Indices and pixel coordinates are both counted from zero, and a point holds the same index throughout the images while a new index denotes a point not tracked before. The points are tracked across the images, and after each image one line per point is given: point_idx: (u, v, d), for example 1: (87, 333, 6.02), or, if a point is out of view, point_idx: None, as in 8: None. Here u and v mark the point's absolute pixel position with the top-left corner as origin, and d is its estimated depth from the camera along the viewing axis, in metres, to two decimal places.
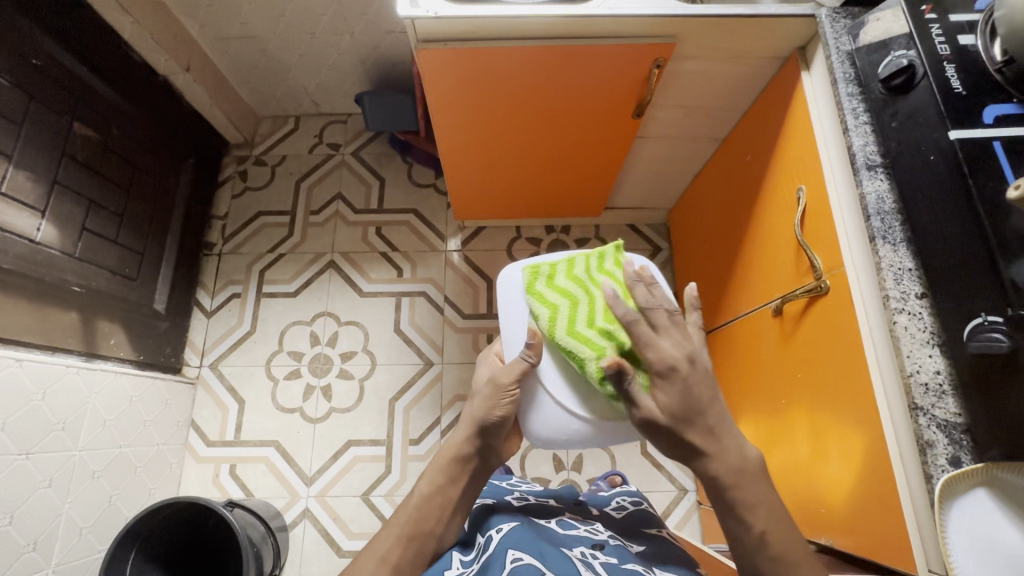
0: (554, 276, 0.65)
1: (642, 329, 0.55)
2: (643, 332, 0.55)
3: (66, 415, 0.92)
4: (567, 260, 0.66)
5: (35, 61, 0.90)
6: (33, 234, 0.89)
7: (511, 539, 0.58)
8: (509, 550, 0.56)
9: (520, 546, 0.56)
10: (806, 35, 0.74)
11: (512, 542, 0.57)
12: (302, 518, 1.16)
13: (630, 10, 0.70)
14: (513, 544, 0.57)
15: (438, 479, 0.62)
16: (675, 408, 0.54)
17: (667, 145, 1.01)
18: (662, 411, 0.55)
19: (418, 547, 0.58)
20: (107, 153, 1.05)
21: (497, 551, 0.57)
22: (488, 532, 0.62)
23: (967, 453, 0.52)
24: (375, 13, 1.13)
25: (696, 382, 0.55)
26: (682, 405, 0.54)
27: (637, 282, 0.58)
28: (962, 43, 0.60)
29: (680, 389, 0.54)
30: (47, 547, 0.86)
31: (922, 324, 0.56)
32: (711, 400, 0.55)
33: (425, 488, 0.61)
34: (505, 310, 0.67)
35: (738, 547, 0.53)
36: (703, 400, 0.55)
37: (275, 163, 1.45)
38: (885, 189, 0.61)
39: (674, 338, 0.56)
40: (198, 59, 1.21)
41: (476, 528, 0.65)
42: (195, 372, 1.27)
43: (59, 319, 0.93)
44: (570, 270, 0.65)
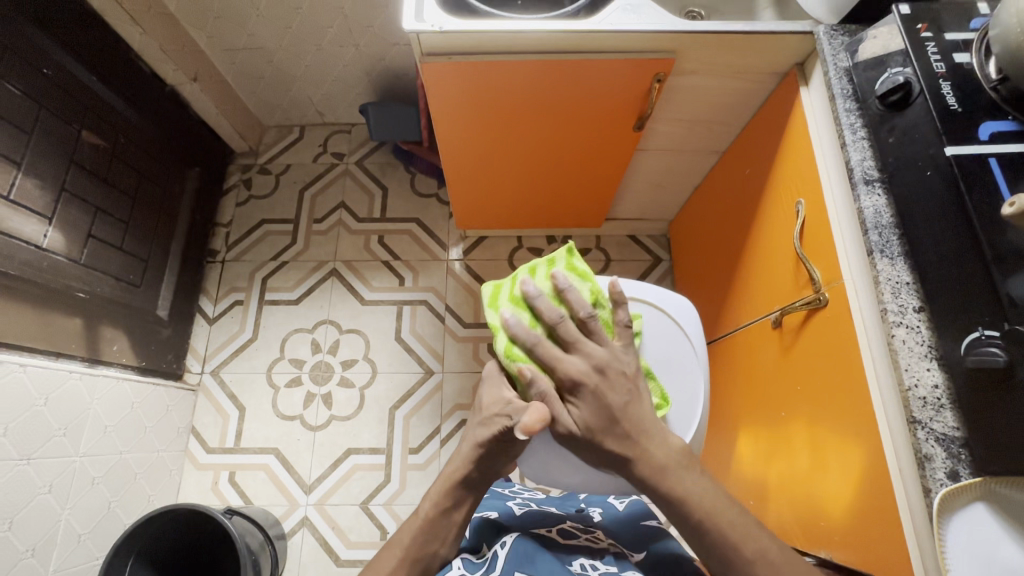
0: (498, 298, 0.68)
1: (568, 332, 0.62)
2: (548, 350, 0.61)
3: (68, 420, 0.93)
4: (494, 286, 0.69)
5: (45, 71, 0.91)
6: (39, 241, 0.90)
7: (515, 555, 0.57)
8: (514, 573, 0.55)
9: (524, 566, 0.55)
10: (805, 51, 0.75)
11: (517, 560, 0.56)
12: (300, 526, 1.15)
13: (631, 25, 0.71)
14: (516, 566, 0.56)
15: (442, 499, 0.60)
16: (590, 417, 0.59)
17: (667, 158, 1.02)
18: (579, 424, 0.60)
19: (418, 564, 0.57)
20: (114, 161, 1.06)
21: (501, 569, 0.56)
22: (495, 547, 0.60)
23: (966, 467, 0.52)
24: (380, 25, 1.15)
25: (609, 390, 0.60)
26: (596, 418, 0.59)
27: (536, 299, 0.63)
28: (957, 62, 0.61)
29: (592, 399, 0.59)
30: (45, 554, 0.86)
31: (920, 337, 0.56)
32: (625, 407, 0.59)
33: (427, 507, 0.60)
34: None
35: (731, 561, 0.53)
36: (619, 407, 0.59)
37: (279, 172, 1.46)
38: (882, 203, 0.62)
39: (582, 351, 0.61)
40: (205, 69, 1.22)
41: (482, 539, 0.64)
42: (197, 378, 1.27)
43: (63, 325, 0.94)
44: (502, 300, 0.67)
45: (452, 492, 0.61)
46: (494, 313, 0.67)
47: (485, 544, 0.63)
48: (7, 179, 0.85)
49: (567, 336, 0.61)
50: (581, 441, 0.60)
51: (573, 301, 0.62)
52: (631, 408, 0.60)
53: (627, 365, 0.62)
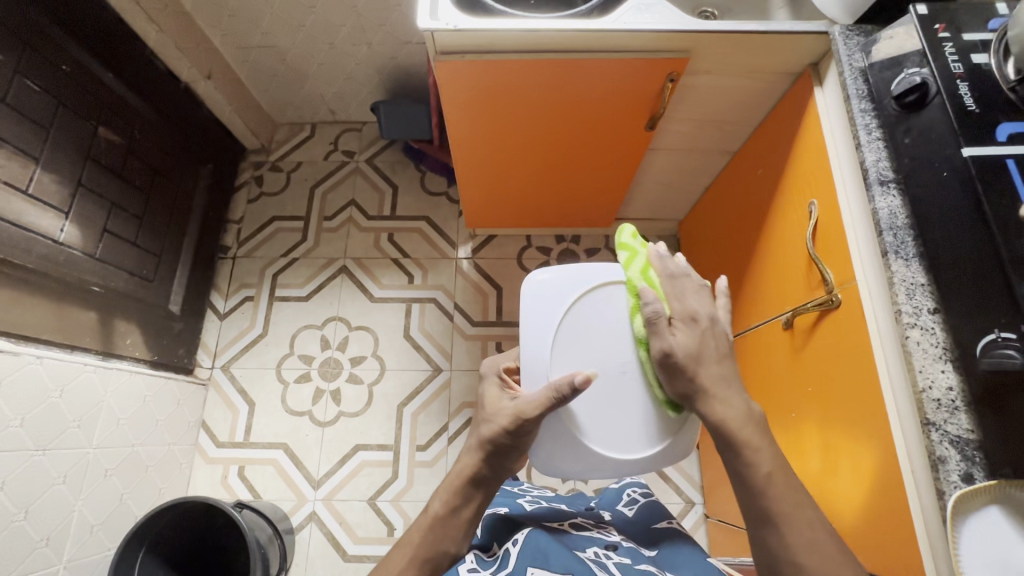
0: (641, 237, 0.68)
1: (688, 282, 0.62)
2: (678, 286, 0.61)
3: (83, 412, 0.94)
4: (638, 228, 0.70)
5: (63, 67, 0.93)
6: (56, 235, 0.91)
7: (528, 550, 0.57)
8: (528, 568, 0.54)
9: (538, 560, 0.55)
10: (820, 51, 0.75)
11: (529, 554, 0.56)
12: (308, 521, 1.16)
13: (645, 25, 0.72)
14: (530, 560, 0.55)
15: (452, 499, 0.60)
16: (691, 347, 0.58)
17: (678, 158, 1.02)
18: (679, 348, 0.57)
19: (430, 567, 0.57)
20: (129, 157, 1.08)
21: (515, 565, 0.56)
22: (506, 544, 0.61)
23: (980, 469, 0.51)
24: (393, 24, 1.15)
25: (712, 337, 0.59)
26: (693, 346, 0.58)
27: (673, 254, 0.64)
28: (975, 62, 0.61)
29: (698, 333, 0.58)
30: (58, 544, 0.87)
31: (935, 339, 0.55)
32: (719, 357, 0.58)
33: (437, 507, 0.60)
34: (531, 313, 0.64)
35: None
36: (716, 353, 0.58)
37: (290, 169, 1.47)
38: (898, 204, 0.61)
39: (705, 299, 0.61)
40: (219, 67, 1.24)
41: (493, 537, 0.65)
42: (207, 373, 1.29)
43: (79, 318, 0.95)
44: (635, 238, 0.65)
45: (462, 492, 0.61)
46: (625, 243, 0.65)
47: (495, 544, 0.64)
48: (25, 173, 0.86)
49: (693, 286, 0.61)
50: (673, 368, 0.57)
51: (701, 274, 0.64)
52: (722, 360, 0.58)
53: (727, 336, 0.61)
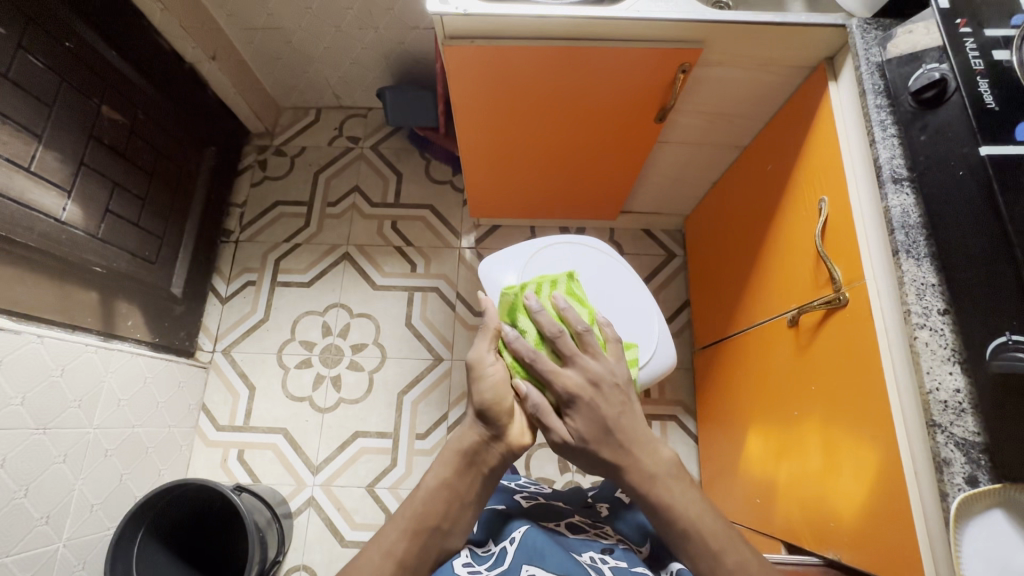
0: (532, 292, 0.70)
1: (566, 343, 0.62)
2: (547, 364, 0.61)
3: (83, 393, 0.94)
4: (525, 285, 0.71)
5: (67, 43, 0.91)
6: (58, 213, 0.90)
7: (525, 549, 0.57)
8: (523, 566, 0.54)
9: (533, 560, 0.55)
10: (836, 44, 0.73)
11: (526, 553, 0.56)
12: (306, 506, 1.17)
13: (659, 14, 0.70)
14: (526, 559, 0.55)
15: (443, 471, 0.59)
16: (585, 431, 0.59)
17: (687, 152, 1.01)
18: (575, 435, 0.59)
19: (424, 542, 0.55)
20: (132, 137, 1.07)
21: (511, 563, 0.56)
22: (502, 544, 0.60)
23: (985, 473, 0.51)
24: (401, 8, 1.13)
25: (603, 402, 0.60)
26: (590, 430, 0.59)
27: (539, 313, 0.65)
28: (996, 59, 0.58)
29: (587, 413, 0.59)
30: (59, 522, 0.88)
31: (944, 340, 0.55)
32: (618, 418, 0.59)
33: None
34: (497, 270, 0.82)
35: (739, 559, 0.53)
36: (615, 415, 0.59)
37: (295, 154, 1.46)
38: (910, 203, 0.60)
39: (579, 364, 0.61)
40: (224, 48, 1.22)
41: (489, 531, 0.63)
42: (208, 357, 1.29)
43: (80, 298, 0.95)
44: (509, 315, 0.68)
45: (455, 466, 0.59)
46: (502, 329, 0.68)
47: (491, 539, 0.62)
48: (28, 151, 0.85)
49: (567, 347, 0.62)
50: (575, 450, 0.60)
51: (572, 318, 0.64)
52: (624, 420, 0.59)
53: (618, 376, 0.62)
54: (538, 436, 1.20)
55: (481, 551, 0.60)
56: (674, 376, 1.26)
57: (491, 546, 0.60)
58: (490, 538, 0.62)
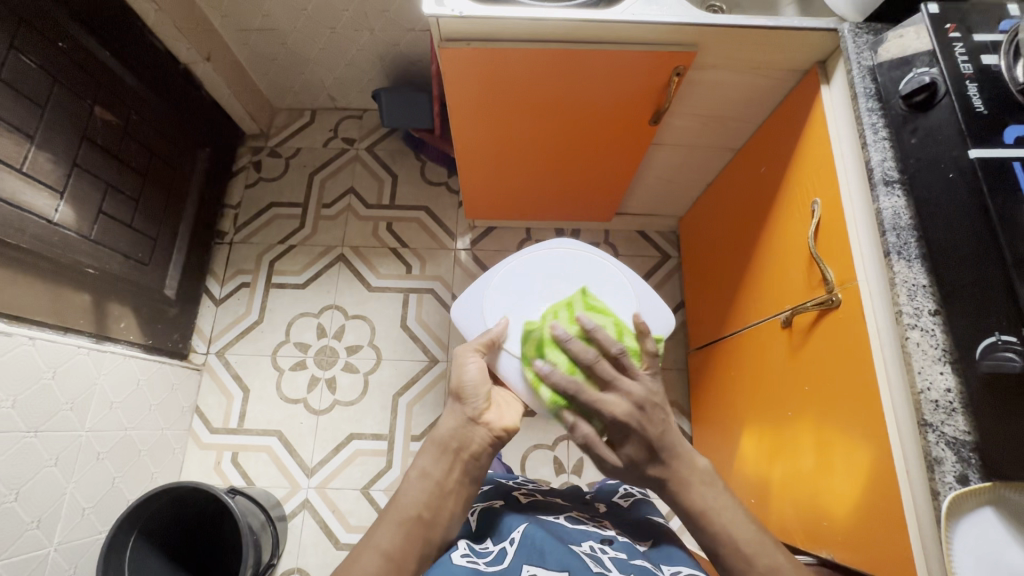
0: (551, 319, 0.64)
1: (604, 368, 0.58)
2: (588, 396, 0.58)
3: (76, 395, 0.93)
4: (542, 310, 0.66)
5: (60, 43, 0.91)
6: (50, 215, 0.90)
7: (525, 549, 0.57)
8: (524, 566, 0.54)
9: (533, 558, 0.55)
10: (828, 48, 0.74)
11: (526, 554, 0.56)
12: (301, 509, 1.16)
13: (653, 17, 0.71)
14: (526, 559, 0.55)
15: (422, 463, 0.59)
16: (637, 455, 0.58)
17: (681, 154, 1.01)
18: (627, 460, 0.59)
19: (413, 541, 0.56)
20: (126, 138, 1.06)
21: (510, 562, 0.55)
22: (501, 542, 0.60)
23: (975, 472, 0.51)
24: (397, 11, 1.14)
25: (650, 423, 0.58)
26: (641, 452, 0.58)
27: (571, 347, 0.59)
28: (985, 63, 0.60)
29: (638, 439, 0.58)
30: (50, 526, 0.87)
31: (934, 341, 0.55)
32: (662, 437, 0.58)
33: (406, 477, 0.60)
34: (460, 317, 0.73)
35: None
36: (660, 432, 0.58)
37: (289, 155, 1.46)
38: (901, 205, 0.61)
39: (619, 390, 0.58)
40: (218, 49, 1.22)
41: (486, 532, 0.63)
42: (202, 359, 1.28)
43: (72, 299, 0.94)
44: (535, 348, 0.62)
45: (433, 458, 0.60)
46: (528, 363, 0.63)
47: (490, 537, 0.62)
48: (19, 151, 0.84)
49: (607, 377, 0.58)
50: (625, 472, 0.60)
51: (605, 340, 0.59)
52: (669, 437, 0.59)
53: (660, 396, 0.59)
54: (533, 437, 1.20)
55: (480, 548, 0.59)
56: (669, 377, 1.26)
57: (490, 545, 0.60)
58: (489, 537, 0.62)
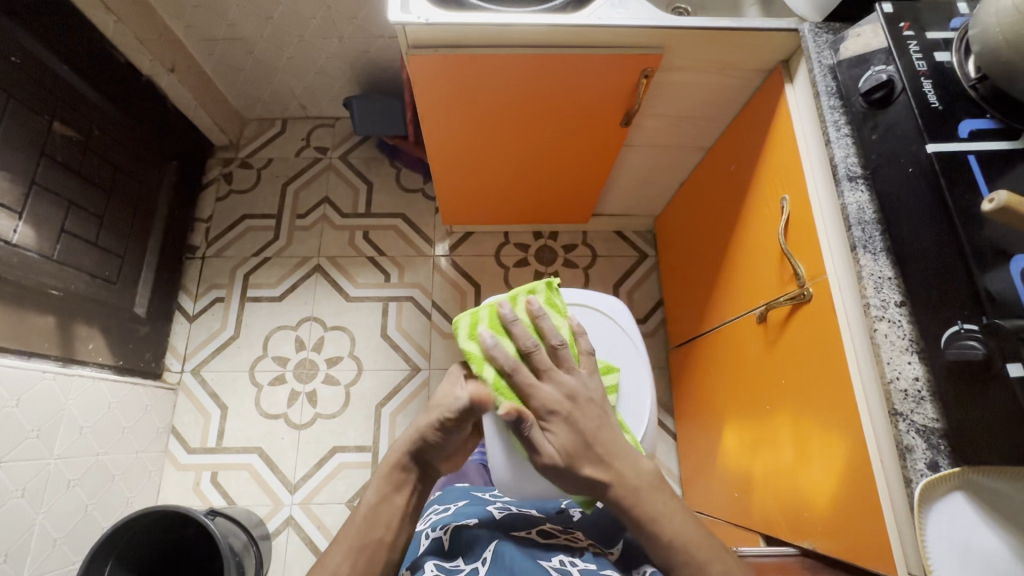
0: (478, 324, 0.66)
1: (523, 374, 0.60)
2: (524, 377, 0.60)
3: (42, 422, 0.90)
4: (471, 314, 0.68)
5: (13, 59, 0.88)
6: (8, 236, 0.86)
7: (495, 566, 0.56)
8: None
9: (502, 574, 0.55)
10: (790, 48, 0.76)
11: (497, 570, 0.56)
12: (285, 526, 1.14)
13: (619, 20, 0.71)
14: None
15: (384, 485, 0.59)
16: (569, 442, 0.58)
17: (653, 154, 1.02)
18: (558, 450, 0.58)
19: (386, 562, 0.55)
20: (87, 154, 1.03)
21: None
22: (472, 562, 0.59)
23: (945, 458, 0.53)
24: (365, 17, 1.13)
25: (580, 417, 0.59)
26: (572, 442, 0.58)
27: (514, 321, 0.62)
28: (938, 60, 0.62)
29: (568, 425, 0.58)
30: (18, 559, 0.83)
31: (902, 331, 0.57)
32: (596, 431, 0.58)
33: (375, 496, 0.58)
34: None
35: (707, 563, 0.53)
36: (592, 430, 0.58)
37: (261, 166, 1.43)
38: (865, 199, 0.63)
39: (553, 378, 0.61)
40: (183, 60, 1.19)
41: (459, 549, 0.62)
42: (177, 377, 1.25)
43: (36, 323, 0.91)
44: (484, 320, 0.67)
45: (396, 480, 0.59)
46: (471, 339, 0.65)
47: (461, 555, 0.61)
48: None
49: (544, 364, 0.61)
50: (558, 471, 0.58)
51: (549, 330, 0.63)
52: (602, 433, 0.59)
53: (594, 392, 0.61)
54: None
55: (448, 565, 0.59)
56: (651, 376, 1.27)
57: (459, 562, 0.59)
58: (459, 553, 0.61)
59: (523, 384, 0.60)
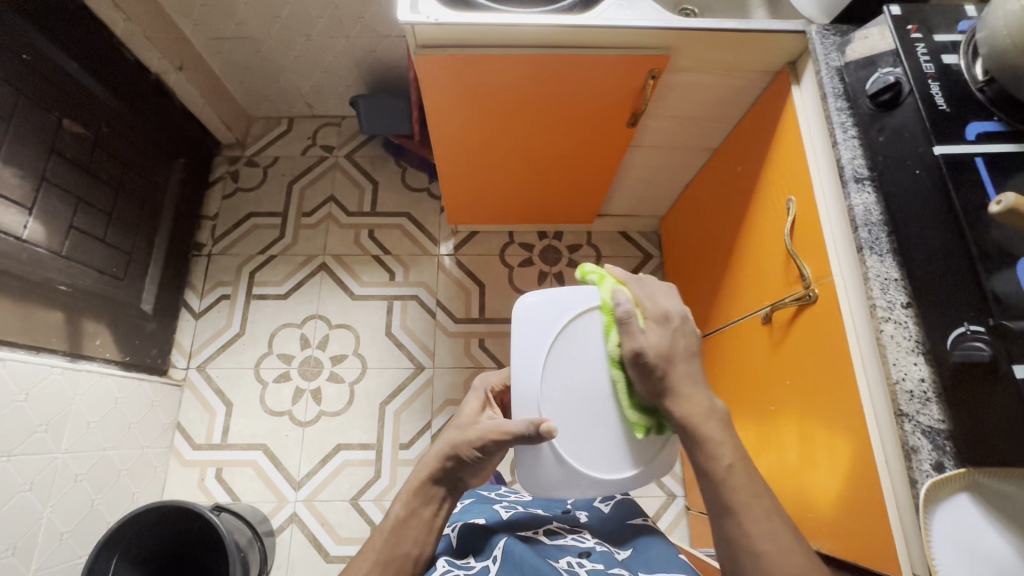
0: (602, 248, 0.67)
1: (642, 284, 0.60)
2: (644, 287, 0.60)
3: (50, 416, 0.91)
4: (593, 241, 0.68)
5: (23, 56, 0.88)
6: (18, 232, 0.87)
7: (506, 565, 0.57)
8: None
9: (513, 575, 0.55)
10: (797, 49, 0.76)
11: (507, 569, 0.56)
12: (289, 523, 1.14)
13: (627, 22, 0.72)
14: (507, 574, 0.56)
15: (413, 500, 0.61)
16: (662, 346, 0.56)
17: (660, 155, 1.03)
18: (651, 347, 0.56)
19: None
20: (96, 151, 1.04)
21: None
22: (484, 560, 0.59)
23: (951, 459, 0.53)
24: (372, 17, 1.13)
25: (682, 335, 0.58)
26: (664, 345, 0.56)
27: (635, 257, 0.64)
28: (946, 63, 0.63)
29: (669, 333, 0.57)
30: (26, 553, 0.84)
31: (908, 333, 0.57)
32: (687, 356, 0.57)
33: (399, 509, 0.60)
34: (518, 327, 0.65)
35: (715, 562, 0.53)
36: (687, 352, 0.57)
37: (267, 164, 1.44)
38: (871, 201, 0.63)
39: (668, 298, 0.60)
40: (191, 59, 1.20)
41: (471, 547, 0.62)
42: (182, 374, 1.25)
43: (44, 318, 0.91)
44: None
45: (425, 495, 0.61)
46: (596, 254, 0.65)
47: (472, 552, 0.61)
48: None
49: (658, 286, 0.61)
50: (642, 364, 0.56)
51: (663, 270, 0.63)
52: (689, 362, 0.57)
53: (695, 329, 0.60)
54: None
55: (462, 562, 0.60)
56: None
57: (472, 560, 0.60)
58: (471, 551, 0.62)
59: (640, 291, 0.60)
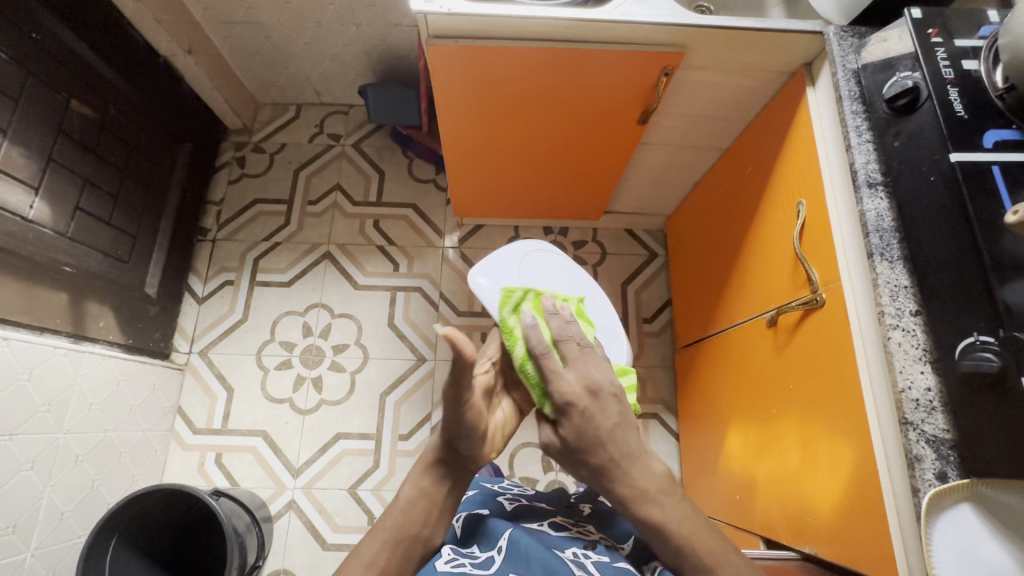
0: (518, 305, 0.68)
1: (550, 362, 0.58)
2: (552, 363, 0.58)
3: (53, 396, 0.91)
4: (519, 292, 0.69)
5: (32, 34, 0.88)
6: (25, 211, 0.87)
7: (510, 559, 0.57)
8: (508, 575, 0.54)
9: (517, 568, 0.55)
10: (814, 50, 0.75)
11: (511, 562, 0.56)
12: (287, 510, 1.15)
13: (642, 17, 0.71)
14: (511, 567, 0.55)
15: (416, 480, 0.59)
16: (575, 430, 0.56)
17: (669, 153, 1.02)
18: (567, 434, 0.57)
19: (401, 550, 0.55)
20: (103, 133, 1.03)
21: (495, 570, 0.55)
22: (488, 551, 0.59)
23: (954, 469, 0.53)
24: (384, 5, 1.12)
25: (597, 414, 0.57)
26: (575, 436, 0.56)
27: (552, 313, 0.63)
28: (965, 68, 0.62)
29: (579, 419, 0.56)
30: (26, 531, 0.85)
31: (915, 341, 0.56)
32: (611, 431, 0.56)
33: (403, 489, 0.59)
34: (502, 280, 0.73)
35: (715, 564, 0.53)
36: (606, 423, 0.56)
37: (273, 151, 1.43)
38: (884, 206, 0.62)
39: (579, 369, 0.59)
40: (200, 42, 1.19)
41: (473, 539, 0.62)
42: (184, 358, 1.26)
43: (49, 299, 0.91)
44: (528, 301, 0.69)
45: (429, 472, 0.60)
46: (514, 314, 0.67)
47: (476, 543, 0.61)
48: None
49: (570, 354, 0.60)
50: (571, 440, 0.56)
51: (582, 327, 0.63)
52: (616, 433, 0.57)
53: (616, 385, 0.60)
54: (522, 436, 1.20)
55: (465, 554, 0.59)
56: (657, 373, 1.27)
57: (476, 552, 0.60)
58: (475, 543, 0.62)
59: (547, 370, 0.58)
